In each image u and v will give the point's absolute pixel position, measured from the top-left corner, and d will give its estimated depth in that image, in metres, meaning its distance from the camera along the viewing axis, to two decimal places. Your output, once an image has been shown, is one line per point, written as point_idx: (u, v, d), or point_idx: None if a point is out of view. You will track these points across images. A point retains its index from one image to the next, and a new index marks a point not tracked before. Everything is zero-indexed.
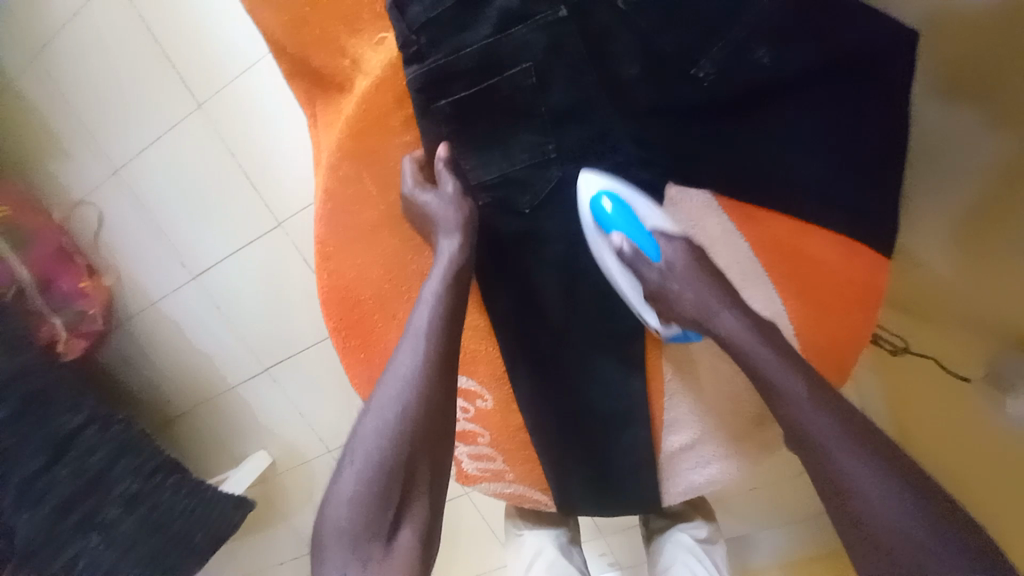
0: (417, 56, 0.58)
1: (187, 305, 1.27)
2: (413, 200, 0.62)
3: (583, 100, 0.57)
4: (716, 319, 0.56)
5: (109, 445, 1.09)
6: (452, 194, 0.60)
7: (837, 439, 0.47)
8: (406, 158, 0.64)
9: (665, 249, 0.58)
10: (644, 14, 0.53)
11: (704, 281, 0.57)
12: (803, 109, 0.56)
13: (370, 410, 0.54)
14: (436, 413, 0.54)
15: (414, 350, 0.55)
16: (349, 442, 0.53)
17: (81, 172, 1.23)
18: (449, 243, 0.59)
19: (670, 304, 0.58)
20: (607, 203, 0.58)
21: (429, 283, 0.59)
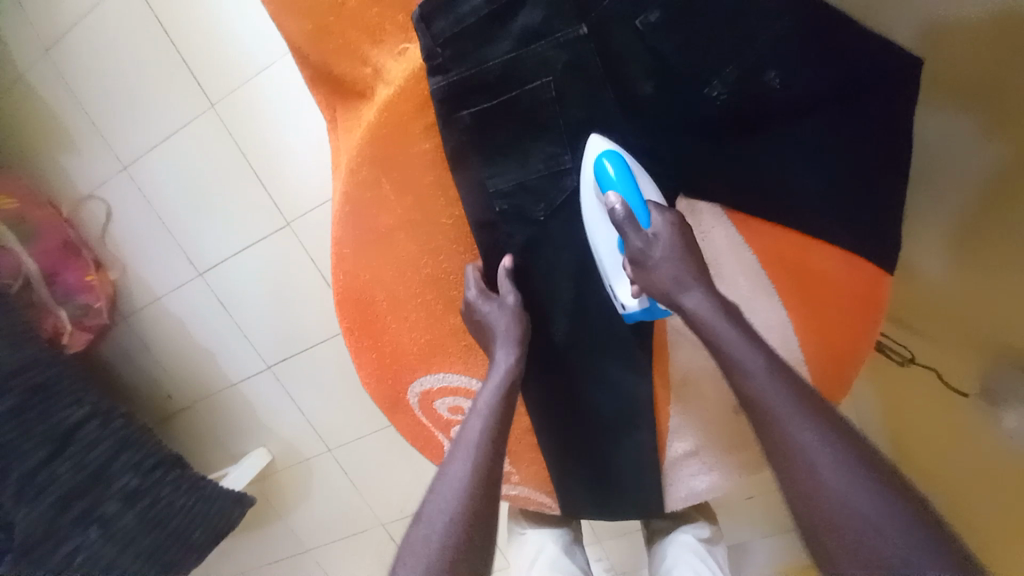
0: (440, 68, 0.59)
1: (192, 301, 1.28)
2: (473, 306, 0.66)
3: (599, 115, 0.59)
4: (685, 294, 0.54)
5: (114, 437, 1.10)
6: (512, 305, 0.65)
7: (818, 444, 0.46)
8: (469, 267, 0.68)
9: (655, 220, 0.56)
10: (661, 34, 0.55)
11: (685, 258, 0.55)
12: (812, 129, 0.58)
13: (422, 516, 0.56)
14: (483, 519, 0.56)
15: (465, 459, 0.59)
16: (401, 549, 0.55)
17: (90, 167, 1.23)
18: (506, 355, 0.65)
19: (646, 274, 0.56)
20: (609, 164, 0.56)
21: (484, 393, 0.64)
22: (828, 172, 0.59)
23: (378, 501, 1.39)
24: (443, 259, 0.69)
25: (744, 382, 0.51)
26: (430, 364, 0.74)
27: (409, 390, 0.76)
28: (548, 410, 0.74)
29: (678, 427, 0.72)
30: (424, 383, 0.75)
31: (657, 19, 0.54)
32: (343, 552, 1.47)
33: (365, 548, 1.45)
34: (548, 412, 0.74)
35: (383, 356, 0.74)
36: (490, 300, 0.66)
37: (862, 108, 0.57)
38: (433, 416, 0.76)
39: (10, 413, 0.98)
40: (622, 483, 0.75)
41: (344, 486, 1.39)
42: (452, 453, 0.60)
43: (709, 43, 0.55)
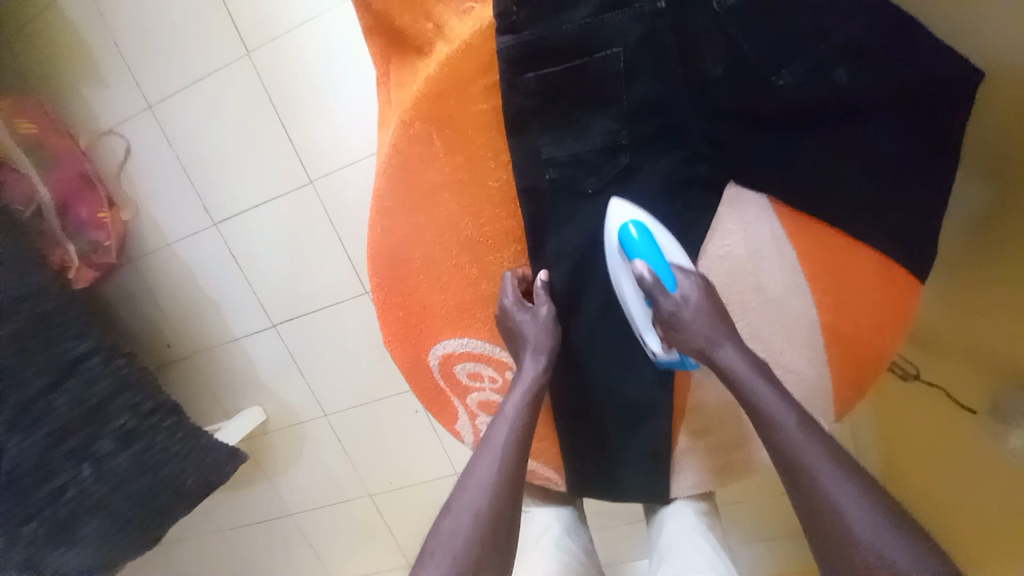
0: (513, 27, 0.60)
1: (204, 249, 1.26)
2: (507, 314, 0.68)
3: (663, 94, 0.59)
4: (719, 350, 0.60)
5: (112, 377, 1.07)
6: (546, 317, 0.67)
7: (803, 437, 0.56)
8: (509, 273, 0.70)
9: (683, 283, 0.61)
10: (736, 20, 0.56)
11: (715, 317, 0.60)
12: (872, 130, 0.58)
13: (449, 511, 0.60)
14: (504, 519, 0.60)
15: (491, 462, 0.62)
16: (427, 540, 0.59)
17: (114, 101, 1.20)
18: (535, 364, 0.67)
19: (678, 335, 0.62)
20: (634, 229, 0.61)
21: (510, 400, 0.67)
22: (877, 174, 0.59)
23: (368, 470, 1.39)
24: (485, 223, 0.68)
25: (763, 415, 0.58)
26: (455, 330, 0.74)
27: (432, 352, 0.75)
28: (567, 385, 0.75)
29: (695, 415, 0.73)
30: (447, 346, 0.74)
31: (733, 3, 0.55)
32: (327, 519, 1.46)
33: (349, 516, 1.45)
34: (567, 388, 0.75)
35: (409, 316, 0.74)
36: (524, 311, 0.67)
37: (919, 114, 0.58)
38: (451, 381, 0.77)
39: (13, 336, 0.96)
40: (631, 465, 0.77)
41: (336, 453, 1.39)
42: (479, 455, 0.63)
43: (780, 33, 0.56)
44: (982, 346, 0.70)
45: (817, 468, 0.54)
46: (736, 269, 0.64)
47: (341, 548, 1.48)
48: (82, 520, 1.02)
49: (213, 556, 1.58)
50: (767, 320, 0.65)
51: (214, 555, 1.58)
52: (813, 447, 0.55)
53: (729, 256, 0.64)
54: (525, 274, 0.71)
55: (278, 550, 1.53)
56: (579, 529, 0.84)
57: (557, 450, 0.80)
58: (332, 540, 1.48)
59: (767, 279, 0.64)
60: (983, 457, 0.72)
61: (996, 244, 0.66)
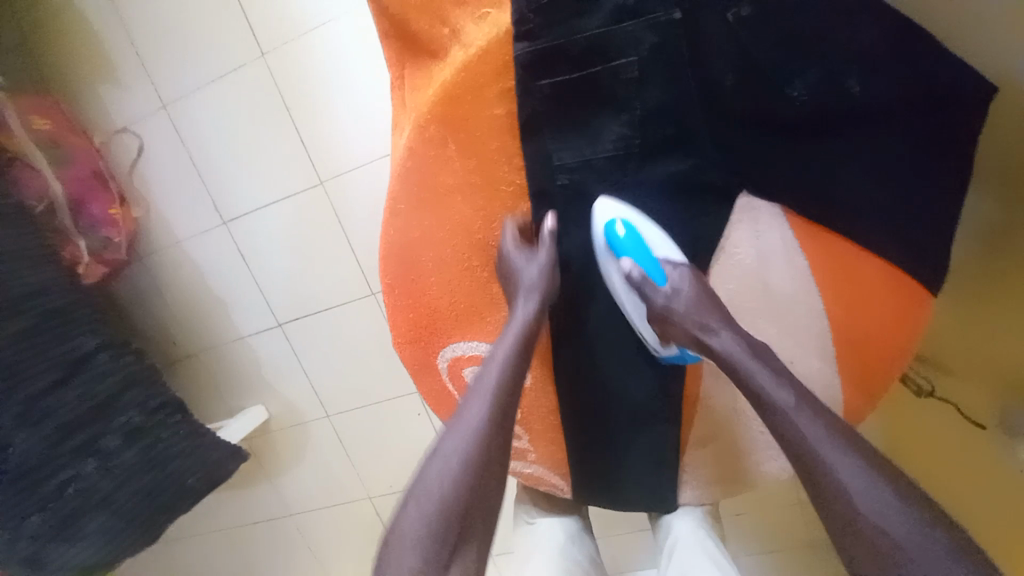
0: (529, 34, 0.60)
1: (213, 248, 1.27)
2: (506, 259, 0.67)
3: (675, 101, 0.60)
4: (713, 336, 0.61)
5: (121, 373, 1.08)
6: (544, 261, 0.65)
7: (832, 444, 0.54)
8: (508, 221, 0.68)
9: (671, 276, 0.64)
10: (749, 31, 0.56)
11: (707, 303, 0.62)
12: (885, 141, 0.58)
13: (436, 453, 0.61)
14: (492, 460, 0.60)
15: (480, 405, 0.61)
16: (413, 481, 0.60)
17: (128, 100, 1.22)
18: (526, 306, 0.65)
19: (673, 327, 0.64)
20: (620, 229, 0.64)
21: (501, 344, 0.65)
22: (889, 185, 0.59)
23: (369, 472, 1.38)
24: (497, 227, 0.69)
25: (764, 400, 0.58)
26: (464, 332, 0.74)
27: (441, 354, 0.75)
28: (574, 389, 0.76)
29: (704, 422, 0.73)
30: (456, 350, 0.74)
31: (747, 14, 0.56)
32: (327, 520, 1.46)
33: (349, 518, 1.44)
34: (574, 392, 0.76)
35: (419, 318, 0.74)
36: (522, 255, 0.66)
37: (933, 125, 0.58)
38: (460, 385, 0.76)
39: (11, 337, 0.95)
40: (637, 472, 0.77)
41: (338, 454, 1.39)
42: (468, 399, 0.63)
43: (794, 44, 0.56)
44: (997, 363, 0.69)
45: (848, 478, 0.52)
46: (746, 278, 0.64)
47: (341, 549, 1.48)
48: (88, 515, 1.01)
49: (212, 554, 1.58)
50: (776, 328, 0.65)
51: (213, 554, 1.57)
52: (845, 453, 0.53)
53: (739, 264, 0.64)
54: (528, 221, 0.69)
55: (277, 551, 1.52)
56: (583, 536, 0.84)
57: (564, 454, 0.80)
58: (331, 541, 1.48)
59: (777, 289, 0.63)
60: (993, 470, 0.71)
61: (1012, 258, 0.66)
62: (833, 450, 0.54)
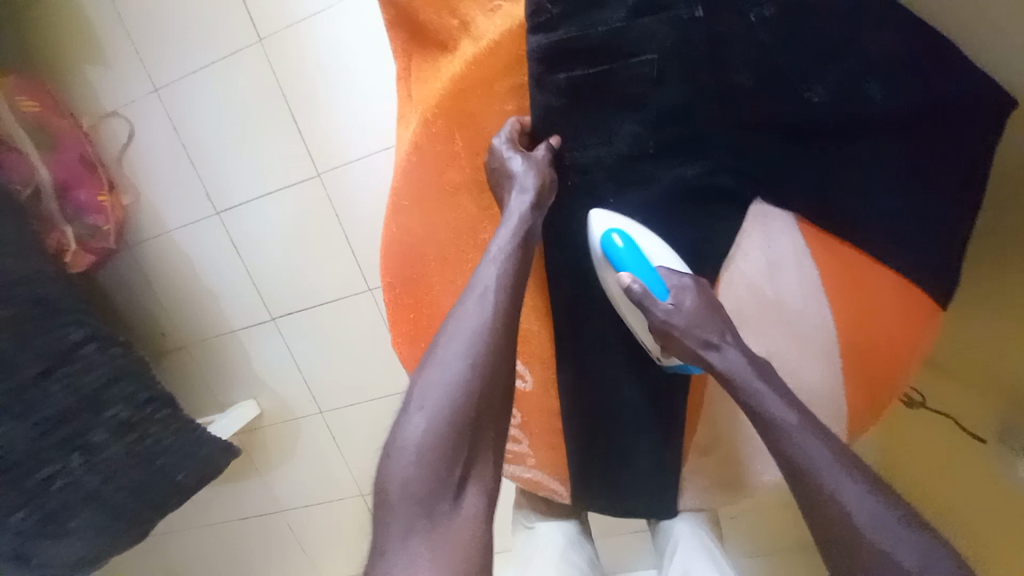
0: (545, 25, 0.59)
1: (205, 238, 1.23)
2: (496, 156, 0.63)
3: (692, 102, 0.58)
4: (716, 352, 0.59)
5: (110, 365, 1.05)
6: (539, 160, 0.61)
7: (834, 468, 0.53)
8: (510, 122, 0.64)
9: (673, 288, 0.61)
10: (772, 32, 0.55)
11: (709, 318, 0.59)
12: (905, 150, 0.57)
13: (433, 360, 0.56)
14: (497, 364, 0.57)
15: (480, 306, 0.57)
16: (412, 390, 0.55)
17: (119, 83, 1.17)
18: (521, 202, 0.60)
19: (675, 345, 0.61)
20: (617, 239, 0.62)
21: (497, 240, 0.60)
22: (906, 196, 0.58)
23: (362, 469, 1.36)
24: None
25: (768, 420, 0.56)
26: None
27: None
28: (578, 393, 0.74)
29: (707, 428, 0.72)
30: None
31: (771, 14, 0.54)
32: (318, 517, 1.44)
33: (341, 515, 1.42)
34: (577, 396, 0.74)
35: (420, 318, 0.71)
36: (515, 152, 0.62)
37: (960, 134, 0.56)
38: None
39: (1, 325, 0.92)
40: (637, 479, 0.76)
41: (330, 450, 1.36)
42: (465, 297, 0.58)
43: (818, 46, 0.54)
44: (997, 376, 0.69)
45: (854, 501, 0.51)
46: (756, 286, 0.63)
47: (331, 546, 1.46)
48: (75, 510, 0.99)
49: (200, 549, 1.55)
50: (787, 338, 0.64)
51: (201, 549, 1.55)
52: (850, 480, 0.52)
53: (750, 271, 0.63)
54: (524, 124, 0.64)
55: (267, 547, 1.50)
56: (582, 540, 0.83)
57: (565, 459, 0.78)
58: (322, 537, 1.46)
59: (788, 297, 0.62)
60: (984, 481, 0.72)
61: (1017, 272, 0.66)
62: (838, 473, 0.53)
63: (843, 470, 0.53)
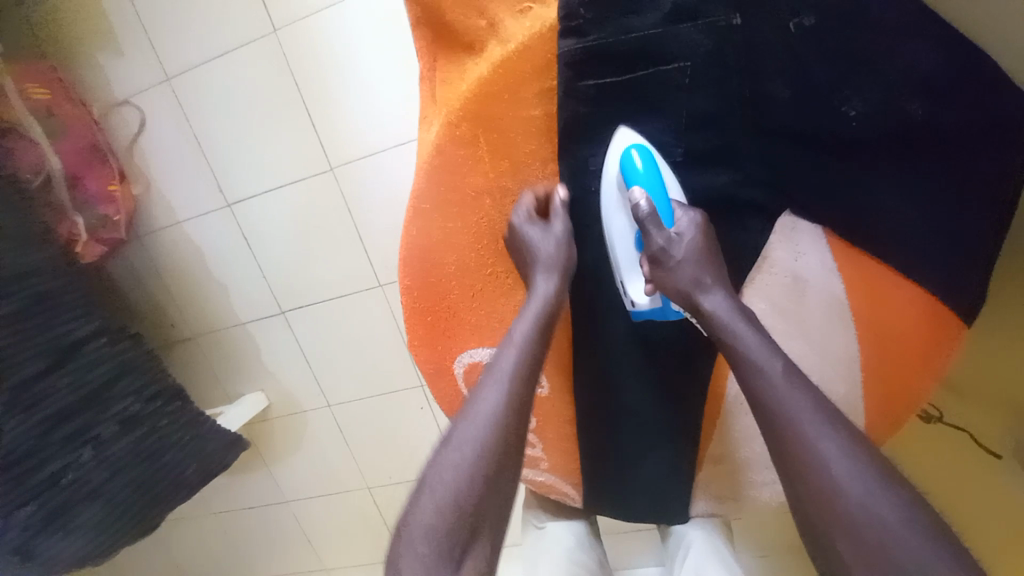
0: (577, 30, 0.58)
1: (215, 230, 1.23)
2: (517, 232, 0.63)
3: (723, 111, 0.57)
4: (705, 295, 0.56)
5: (115, 360, 1.05)
6: (560, 235, 0.63)
7: (817, 422, 0.49)
8: (528, 193, 0.64)
9: (679, 219, 0.59)
10: (810, 42, 0.54)
11: (706, 257, 0.57)
12: (943, 164, 0.56)
13: (449, 441, 0.54)
14: (511, 450, 0.53)
15: (499, 387, 0.55)
16: (425, 472, 0.53)
17: (130, 71, 1.16)
18: (547, 284, 0.61)
19: (663, 273, 0.59)
20: (637, 156, 0.58)
21: (520, 322, 0.60)
22: (943, 212, 0.57)
23: (368, 462, 1.37)
24: None
25: (751, 362, 0.53)
26: (483, 337, 0.71)
27: (458, 359, 0.72)
28: (594, 399, 0.74)
29: (722, 438, 0.72)
30: (474, 355, 0.72)
31: (810, 25, 0.53)
32: (323, 508, 1.45)
33: (344, 507, 1.43)
34: (593, 402, 0.75)
35: (437, 322, 0.71)
36: (537, 227, 0.62)
37: (998, 151, 0.55)
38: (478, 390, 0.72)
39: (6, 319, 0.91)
40: (652, 486, 0.76)
41: (337, 443, 1.37)
42: (483, 383, 0.56)
43: (856, 58, 0.53)
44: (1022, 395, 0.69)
45: (831, 454, 0.47)
46: (781, 301, 0.62)
47: (335, 537, 1.47)
48: (79, 507, 0.98)
49: (205, 537, 1.57)
50: (807, 353, 0.63)
51: (205, 537, 1.56)
52: (846, 458, 0.47)
53: (773, 283, 0.62)
54: (546, 195, 0.65)
55: (271, 536, 1.52)
56: (593, 542, 0.83)
57: (577, 464, 0.79)
58: (326, 529, 1.47)
59: (812, 310, 0.62)
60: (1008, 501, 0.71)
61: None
62: (818, 428, 0.48)
63: (827, 423, 0.48)
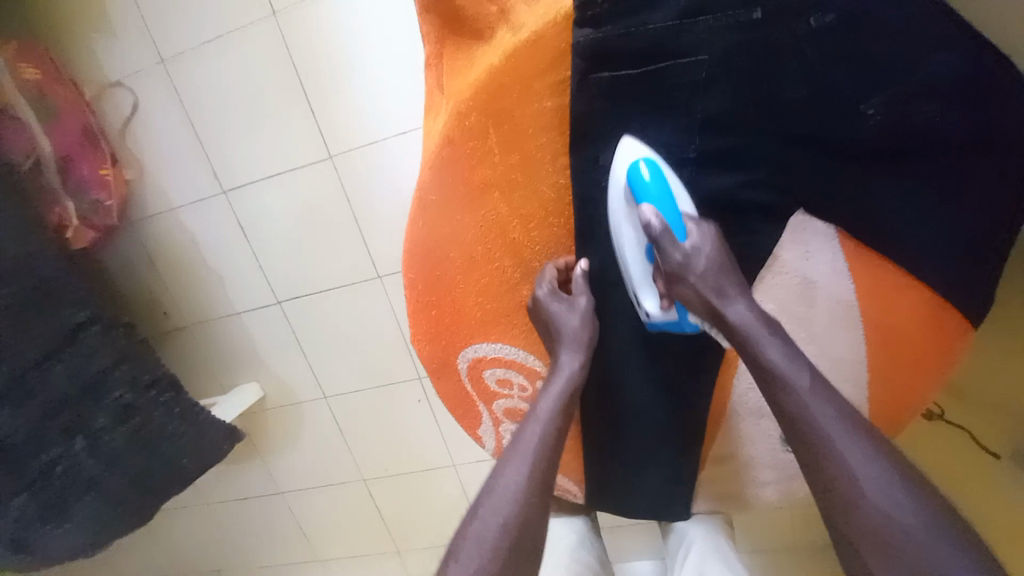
0: (593, 20, 0.57)
1: (210, 218, 1.20)
2: (542, 306, 0.65)
3: (739, 109, 0.56)
4: (729, 307, 0.56)
5: (111, 348, 1.02)
6: (583, 309, 0.64)
7: (847, 438, 0.50)
8: (550, 265, 0.67)
9: (693, 231, 0.58)
10: (830, 39, 0.53)
11: (724, 269, 0.57)
12: (959, 166, 0.55)
13: (475, 517, 0.58)
14: (531, 531, 0.58)
15: (521, 467, 0.60)
16: (453, 546, 0.57)
17: (122, 52, 1.12)
18: (570, 360, 0.64)
19: (682, 288, 0.58)
20: (645, 169, 0.57)
21: (542, 400, 0.64)
22: (956, 216, 0.56)
23: (364, 454, 1.36)
24: (533, 229, 0.66)
25: (781, 379, 0.53)
26: (488, 333, 0.71)
27: (461, 355, 0.72)
28: (598, 397, 0.74)
29: (726, 439, 0.71)
30: (478, 351, 0.72)
31: (832, 21, 0.52)
32: (318, 500, 1.44)
33: (340, 499, 1.43)
34: (596, 401, 0.74)
35: (442, 316, 0.71)
36: (561, 302, 0.64)
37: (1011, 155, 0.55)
38: (478, 386, 0.74)
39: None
40: (653, 484, 0.76)
41: (333, 436, 1.36)
42: (508, 460, 0.60)
43: (876, 58, 0.52)
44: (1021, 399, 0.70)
45: (864, 472, 0.49)
46: (791, 302, 0.61)
47: (330, 529, 1.47)
48: (75, 496, 0.98)
49: (198, 526, 1.56)
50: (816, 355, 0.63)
51: (200, 527, 1.56)
52: (867, 465, 0.49)
53: (784, 285, 0.61)
54: (568, 265, 0.68)
55: (265, 527, 1.51)
56: (594, 538, 0.84)
57: (579, 461, 0.79)
58: (321, 520, 1.47)
59: (821, 313, 0.61)
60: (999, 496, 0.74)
61: None
62: (851, 445, 0.50)
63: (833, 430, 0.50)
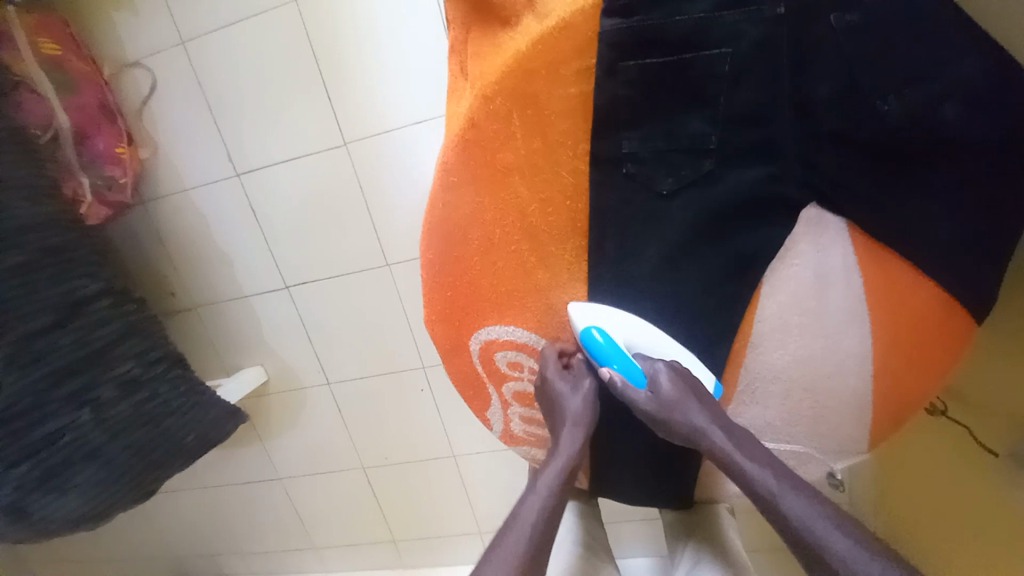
0: (624, 11, 0.60)
1: (222, 200, 1.21)
2: (548, 384, 0.70)
3: (761, 101, 0.58)
4: (703, 436, 0.63)
5: (120, 321, 1.04)
6: (587, 390, 0.69)
7: (820, 525, 0.58)
8: (547, 349, 0.71)
9: (650, 374, 0.65)
10: (852, 37, 0.56)
11: (688, 400, 0.63)
12: (969, 168, 0.57)
13: None
14: None
15: (520, 541, 0.65)
16: None
17: (144, 32, 1.13)
18: (573, 438, 0.68)
19: (662, 422, 0.64)
20: (598, 334, 0.66)
21: (546, 476, 0.68)
22: (965, 216, 0.58)
23: (365, 442, 1.37)
24: (550, 214, 0.67)
25: (751, 485, 0.62)
26: (502, 316, 0.72)
27: (474, 335, 0.74)
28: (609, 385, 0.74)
29: None
30: (491, 333, 0.73)
31: (853, 20, 0.56)
32: (317, 487, 1.45)
33: (340, 487, 1.43)
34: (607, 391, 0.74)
35: (457, 297, 0.74)
36: (566, 380, 0.69)
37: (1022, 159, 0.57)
38: (489, 368, 0.76)
39: (12, 269, 0.91)
40: (659, 472, 0.77)
41: (334, 421, 1.36)
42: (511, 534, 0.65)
43: (894, 59, 0.55)
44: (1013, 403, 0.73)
45: (840, 552, 0.56)
46: (803, 293, 0.62)
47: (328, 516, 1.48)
48: (77, 466, 0.97)
49: (193, 509, 1.56)
50: (826, 350, 0.63)
51: (195, 509, 1.56)
52: (834, 530, 0.57)
53: (797, 278, 0.62)
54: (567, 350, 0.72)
55: (261, 511, 1.51)
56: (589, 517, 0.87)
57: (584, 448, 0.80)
58: (317, 507, 1.47)
59: (832, 307, 0.61)
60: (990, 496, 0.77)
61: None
62: (827, 528, 0.58)
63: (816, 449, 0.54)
